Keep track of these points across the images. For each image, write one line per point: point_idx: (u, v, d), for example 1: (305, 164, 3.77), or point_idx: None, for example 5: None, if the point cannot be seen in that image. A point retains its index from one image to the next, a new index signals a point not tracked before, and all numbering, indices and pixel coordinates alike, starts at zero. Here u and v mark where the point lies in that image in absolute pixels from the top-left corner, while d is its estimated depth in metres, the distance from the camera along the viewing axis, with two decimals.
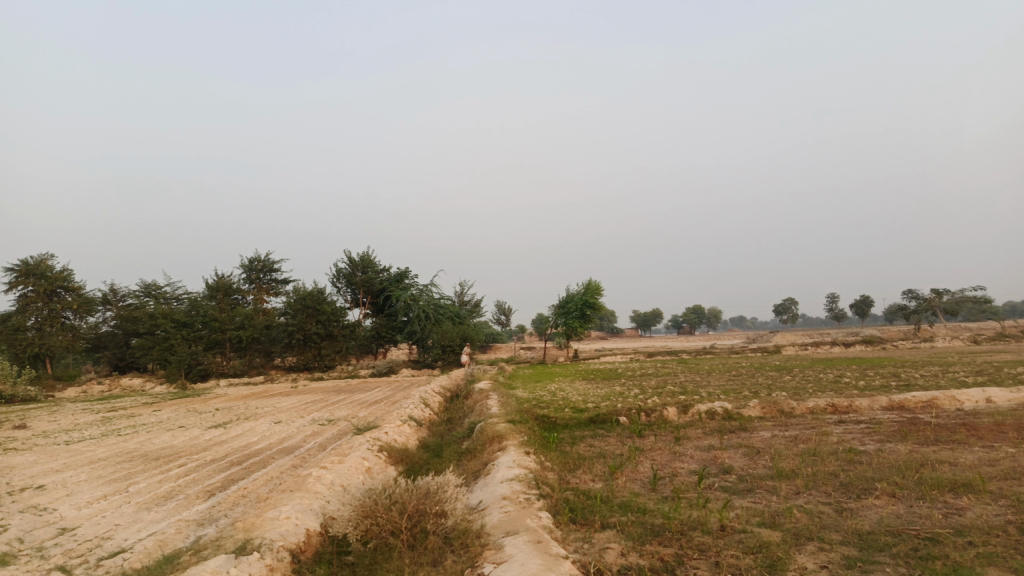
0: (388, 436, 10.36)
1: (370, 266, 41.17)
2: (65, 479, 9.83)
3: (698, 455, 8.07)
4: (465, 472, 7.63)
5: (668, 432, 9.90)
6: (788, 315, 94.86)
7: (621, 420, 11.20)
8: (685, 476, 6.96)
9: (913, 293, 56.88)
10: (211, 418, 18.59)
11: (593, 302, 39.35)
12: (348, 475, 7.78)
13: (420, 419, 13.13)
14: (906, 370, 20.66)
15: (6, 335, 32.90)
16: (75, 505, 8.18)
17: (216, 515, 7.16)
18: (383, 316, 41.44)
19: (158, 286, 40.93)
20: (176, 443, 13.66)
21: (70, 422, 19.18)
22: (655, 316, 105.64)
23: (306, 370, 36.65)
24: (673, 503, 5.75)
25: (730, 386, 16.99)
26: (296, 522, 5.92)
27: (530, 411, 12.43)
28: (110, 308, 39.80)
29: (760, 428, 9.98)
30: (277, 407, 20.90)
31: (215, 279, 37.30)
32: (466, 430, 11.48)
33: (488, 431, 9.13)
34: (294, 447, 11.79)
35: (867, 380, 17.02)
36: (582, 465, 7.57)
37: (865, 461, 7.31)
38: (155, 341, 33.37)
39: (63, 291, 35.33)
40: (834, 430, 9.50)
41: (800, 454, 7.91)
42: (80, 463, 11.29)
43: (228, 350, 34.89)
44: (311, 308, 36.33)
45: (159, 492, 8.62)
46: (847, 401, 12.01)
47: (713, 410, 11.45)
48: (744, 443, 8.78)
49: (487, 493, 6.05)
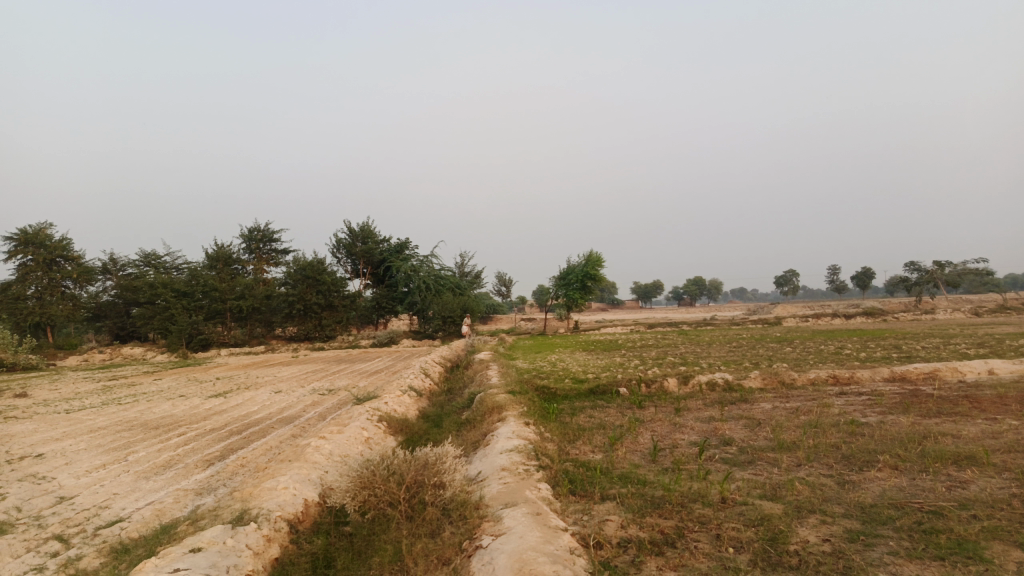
0: (388, 406, 10.32)
1: (370, 237, 40.97)
2: (64, 448, 9.80)
3: (698, 427, 8.02)
4: (465, 443, 7.58)
5: (669, 404, 9.85)
6: (789, 287, 94.83)
7: (621, 391, 11.16)
8: (686, 447, 6.90)
9: (916, 265, 56.74)
10: (212, 388, 18.59)
11: (594, 273, 39.24)
12: (347, 445, 7.74)
13: (420, 389, 13.11)
14: (907, 341, 20.64)
15: (6, 304, 32.90)
16: (73, 473, 8.15)
17: (215, 484, 7.13)
18: (384, 286, 41.36)
19: (158, 255, 40.81)
20: (177, 412, 13.66)
21: (71, 391, 19.21)
22: (655, 287, 105.62)
23: (307, 340, 36.69)
24: (673, 474, 5.70)
25: (730, 357, 16.95)
26: (294, 492, 5.88)
27: (530, 382, 12.39)
28: (110, 277, 39.73)
29: (761, 399, 9.93)
30: (277, 377, 20.92)
31: (215, 249, 37.17)
32: (466, 400, 11.45)
33: (488, 402, 9.07)
34: (294, 417, 11.77)
35: (869, 352, 16.98)
36: (581, 436, 7.52)
37: (867, 433, 7.25)
38: (156, 310, 33.35)
39: (62, 260, 35.24)
40: (835, 402, 9.45)
41: (801, 426, 7.86)
42: (80, 432, 11.27)
43: (228, 319, 34.91)
44: (311, 278, 36.21)
45: (158, 461, 8.60)
46: (849, 372, 11.96)
47: (713, 381, 11.41)
48: (745, 414, 8.73)
49: (487, 464, 6.00)
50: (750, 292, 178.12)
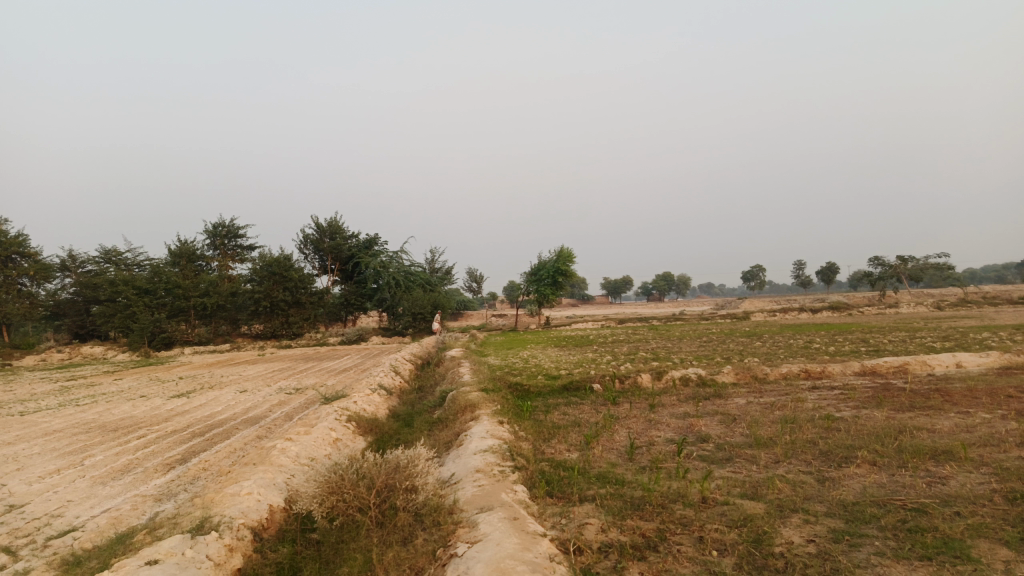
0: (357, 405, 10.06)
1: (338, 232, 40.39)
2: (16, 453, 9.38)
3: (674, 423, 7.91)
4: (437, 443, 7.37)
5: (643, 400, 9.74)
6: (755, 281, 95.85)
7: (594, 387, 11.05)
8: (662, 444, 6.78)
9: (880, 260, 57.63)
10: (175, 387, 18.11)
11: (564, 269, 39.20)
12: (315, 447, 7.49)
13: (391, 387, 12.85)
14: (873, 335, 20.87)
15: None
16: (25, 479, 7.77)
17: (175, 490, 6.83)
18: (352, 283, 40.83)
19: (119, 251, 39.80)
20: (137, 413, 13.22)
21: (26, 391, 18.55)
22: (624, 283, 106.02)
23: (274, 337, 36.04)
24: (653, 474, 5.57)
25: (702, 352, 16.94)
26: (259, 498, 5.63)
27: (503, 379, 12.20)
28: (69, 274, 38.63)
29: (735, 395, 9.88)
30: (243, 375, 20.43)
31: (178, 245, 36.34)
32: (438, 399, 11.23)
33: (461, 400, 8.87)
34: (260, 417, 11.45)
35: (837, 346, 17.12)
36: (556, 435, 7.35)
37: (843, 428, 7.20)
38: (117, 309, 32.48)
39: (18, 257, 34.15)
40: (809, 397, 9.42)
41: (777, 421, 7.80)
42: (34, 435, 10.81)
43: (192, 317, 34.16)
44: (277, 275, 35.55)
45: (116, 465, 8.24)
46: (820, 366, 11.99)
47: (687, 376, 11.34)
48: (720, 410, 8.65)
49: (460, 465, 5.81)
50: (718, 287, 179.82)
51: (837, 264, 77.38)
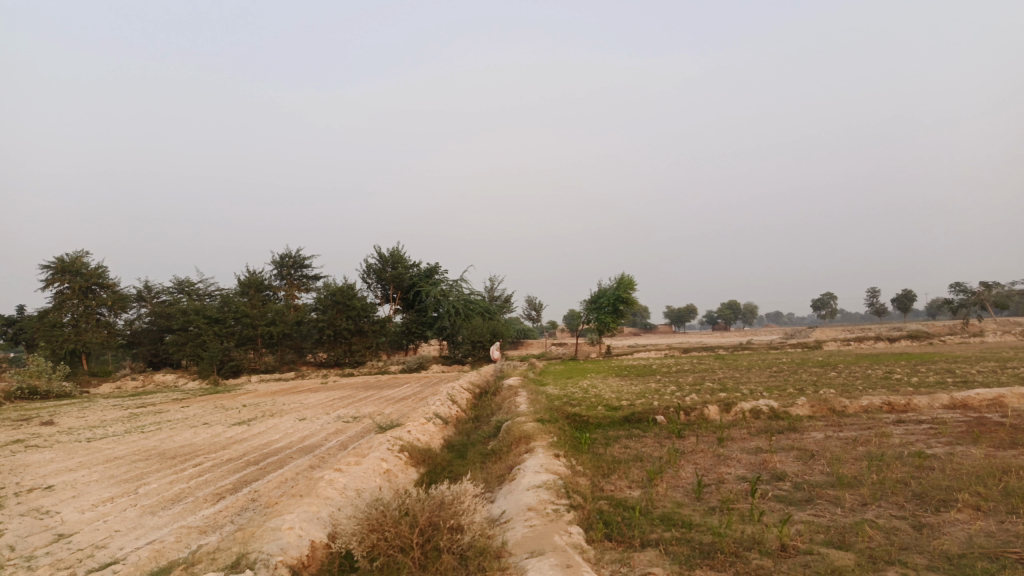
0: (410, 435, 9.77)
1: (400, 262, 40.78)
2: (74, 479, 9.42)
3: (745, 459, 7.32)
4: (489, 477, 7.00)
5: (710, 433, 9.15)
6: (826, 310, 92.40)
7: (658, 419, 10.49)
8: (733, 482, 6.24)
9: (962, 286, 54.72)
10: (236, 415, 18.28)
11: (625, 296, 38.48)
12: (364, 479, 7.22)
13: (447, 417, 12.56)
14: (958, 365, 19.53)
15: (43, 331, 33.28)
16: (78, 507, 7.74)
17: (221, 522, 6.62)
18: (413, 312, 41.06)
19: (191, 282, 41.14)
20: (197, 440, 13.29)
21: (97, 418, 19.02)
22: (688, 312, 104.16)
23: (337, 366, 36.30)
24: (724, 516, 5.04)
25: (773, 383, 16.08)
26: (301, 533, 5.36)
27: (561, 409, 11.74)
28: (144, 304, 40.07)
29: (811, 428, 9.17)
30: (304, 404, 20.47)
31: (246, 275, 37.32)
32: (493, 429, 10.87)
33: (515, 431, 8.48)
34: (314, 446, 11.31)
35: (921, 377, 16.00)
36: (616, 470, 6.87)
37: (937, 467, 6.48)
38: (188, 337, 33.39)
39: (97, 288, 35.60)
40: (894, 432, 8.65)
41: (861, 459, 7.11)
42: (95, 462, 10.90)
43: (260, 346, 34.87)
44: (341, 304, 35.99)
45: (167, 494, 8.14)
46: (904, 399, 11.08)
47: (757, 408, 10.65)
48: (796, 445, 8.00)
49: (511, 502, 5.40)
50: (786, 316, 174.59)
51: (914, 292, 73.87)
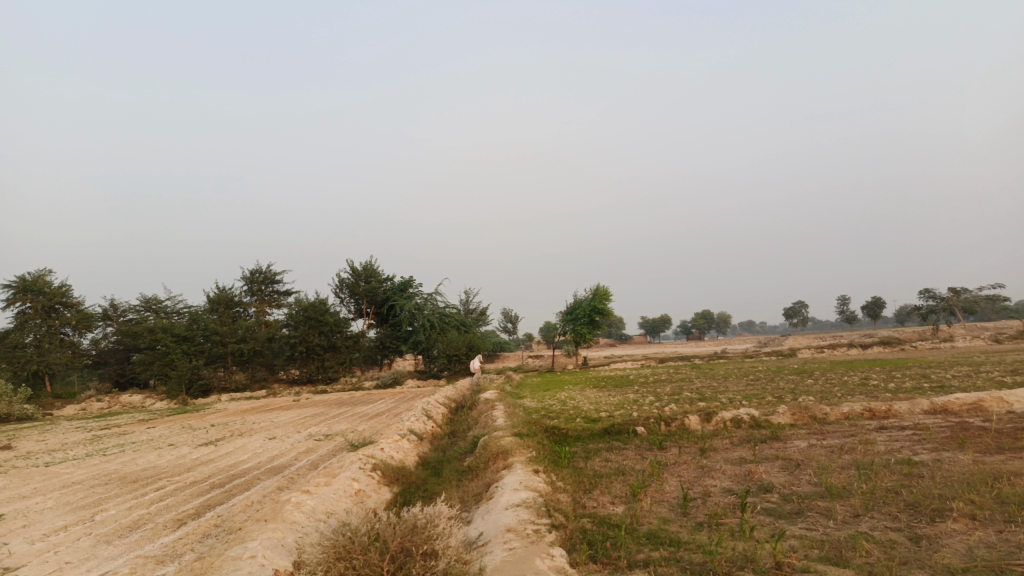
0: (383, 452, 9.41)
1: (373, 276, 40.36)
2: (26, 508, 8.89)
3: (730, 470, 7.10)
4: (466, 495, 6.70)
5: (693, 444, 8.91)
6: (798, 318, 93.24)
7: (638, 430, 10.25)
8: (720, 495, 6.00)
9: (930, 293, 55.56)
10: (204, 435, 17.70)
11: (601, 307, 38.39)
12: (334, 500, 6.87)
13: (422, 432, 12.20)
14: (933, 370, 19.60)
15: (4, 352, 32.25)
16: (27, 538, 7.25)
17: (181, 550, 6.22)
18: (387, 326, 40.56)
19: (159, 299, 40.27)
20: (161, 463, 12.76)
21: (58, 441, 18.32)
22: (662, 322, 104.66)
23: (310, 383, 35.62)
24: (714, 533, 4.78)
25: (751, 391, 15.96)
26: (263, 562, 5.00)
27: (539, 423, 11.46)
28: (110, 323, 39.12)
29: (794, 437, 8.99)
30: (275, 422, 19.92)
31: (216, 292, 36.62)
32: (469, 444, 10.55)
33: (492, 447, 8.18)
34: (284, 466, 10.89)
35: (896, 383, 16.00)
36: (598, 485, 6.60)
37: (927, 474, 6.30)
38: (156, 356, 32.60)
39: (61, 307, 34.64)
40: (877, 438, 8.50)
41: (847, 467, 6.92)
42: (52, 488, 10.37)
43: (230, 364, 34.13)
44: (313, 319, 35.37)
45: (125, 521, 7.69)
46: (885, 405, 10.96)
47: (738, 417, 10.46)
48: (781, 454, 7.80)
49: (489, 523, 5.10)
50: (758, 325, 176.26)
51: (883, 299, 74.81)
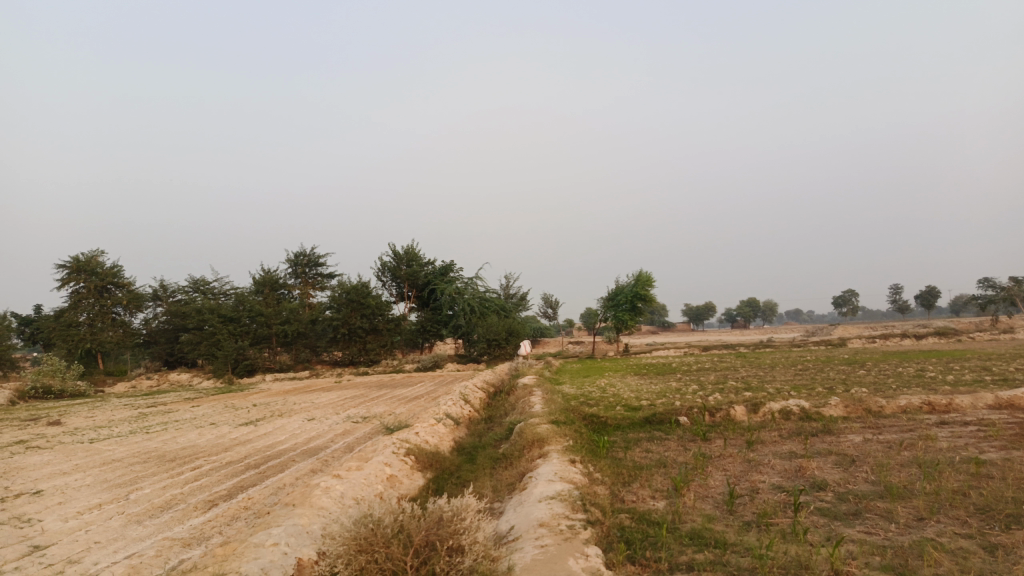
0: (418, 437, 9.21)
1: (415, 259, 40.41)
2: (65, 484, 8.94)
3: (779, 465, 6.69)
4: (499, 485, 6.44)
5: (739, 436, 8.51)
6: (848, 307, 90.65)
7: (681, 420, 9.87)
8: (769, 492, 5.62)
9: (990, 281, 53.34)
10: (245, 415, 17.82)
11: (644, 293, 37.74)
12: (365, 486, 6.68)
13: (458, 417, 11.98)
14: (994, 362, 18.65)
15: (59, 331, 33.17)
16: (61, 516, 7.24)
17: (208, 533, 6.10)
18: (428, 309, 40.57)
19: (207, 280, 41.00)
20: (201, 442, 12.81)
21: (106, 418, 18.67)
22: (707, 309, 103.11)
23: (352, 364, 35.88)
24: (762, 534, 4.42)
25: (800, 382, 15.38)
26: (286, 550, 4.83)
27: (577, 410, 11.15)
28: (160, 303, 39.97)
29: (848, 431, 8.49)
30: (315, 403, 19.96)
31: (261, 274, 37.06)
32: (506, 431, 10.29)
33: (529, 434, 7.89)
34: (319, 448, 10.79)
35: (956, 375, 15.25)
36: (638, 477, 6.28)
37: (997, 475, 5.81)
38: (203, 336, 33.18)
39: (113, 288, 35.44)
40: (938, 434, 7.97)
41: (907, 464, 6.45)
42: (92, 465, 10.44)
43: (275, 344, 34.61)
44: (355, 302, 35.52)
45: (157, 501, 7.64)
46: (945, 399, 10.34)
47: (788, 409, 9.98)
48: (834, 449, 7.35)
49: (521, 516, 4.82)
50: (806, 314, 172.39)
51: (939, 288, 72.21)
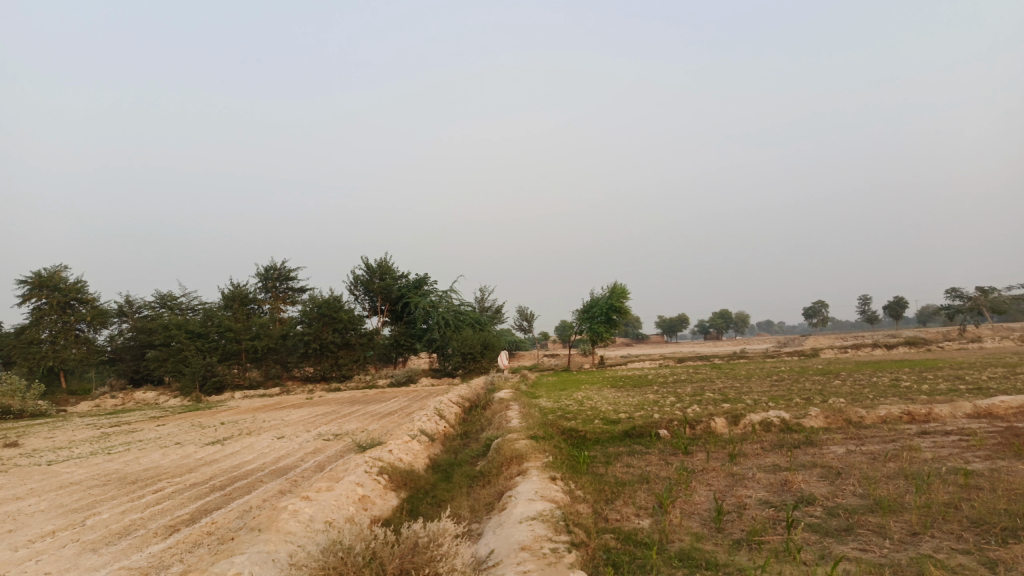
0: (392, 454, 8.89)
1: (388, 273, 40.01)
2: (17, 510, 8.46)
3: (765, 479, 6.51)
4: (477, 505, 6.17)
5: (720, 449, 8.33)
6: (818, 319, 91.73)
7: (661, 433, 9.68)
8: (757, 508, 5.43)
9: (957, 292, 54.26)
10: (213, 433, 17.29)
11: (619, 306, 37.70)
12: (336, 508, 6.37)
13: (433, 433, 11.67)
14: (966, 371, 18.76)
15: (20, 348, 32.18)
16: (11, 544, 6.81)
17: (167, 562, 5.75)
18: (402, 323, 40.10)
19: (175, 296, 40.16)
20: (164, 462, 12.31)
21: (67, 438, 18.01)
22: (681, 322, 103.74)
23: (324, 380, 35.25)
24: (755, 554, 4.21)
25: (778, 393, 15.30)
26: None
27: (555, 424, 10.91)
28: (126, 319, 39.02)
29: (830, 442, 8.36)
30: (285, 420, 19.46)
31: (230, 289, 36.39)
32: (482, 447, 10.02)
33: (506, 450, 7.63)
34: (288, 467, 10.41)
35: (930, 384, 15.31)
36: (621, 494, 6.05)
37: (987, 486, 5.69)
38: (170, 353, 32.39)
39: (76, 303, 34.52)
40: (921, 445, 7.86)
41: (895, 476, 6.31)
42: (48, 489, 9.94)
43: (245, 360, 33.91)
44: (327, 316, 34.99)
45: (115, 527, 7.23)
46: (925, 408, 10.28)
47: (768, 421, 9.84)
48: (819, 462, 7.20)
49: (501, 539, 4.57)
50: (777, 326, 174.31)
51: (906, 299, 73.38)
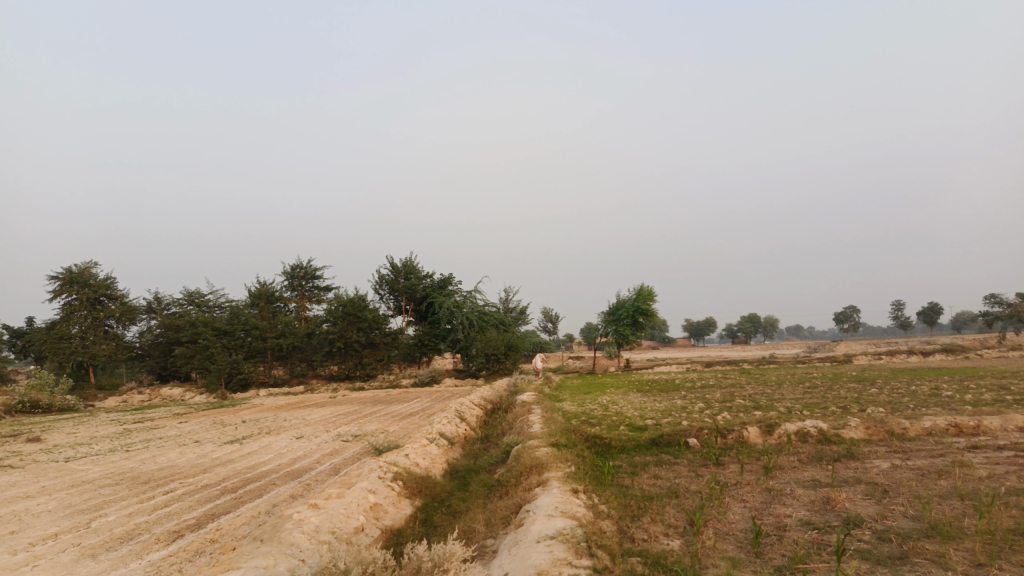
0: (408, 459, 8.52)
1: (413, 272, 39.79)
2: (26, 509, 8.26)
3: (804, 495, 6.03)
4: (494, 518, 5.78)
5: (754, 461, 7.83)
6: (849, 324, 89.82)
7: (691, 442, 9.20)
8: (798, 530, 4.95)
9: (996, 298, 52.78)
10: (233, 432, 17.05)
11: (645, 308, 37.09)
12: (346, 517, 6.01)
13: (452, 437, 11.29)
14: (1010, 381, 17.93)
15: (50, 343, 32.48)
16: (10, 547, 6.55)
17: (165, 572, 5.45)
18: (426, 323, 39.89)
19: (202, 293, 40.38)
20: (180, 462, 12.08)
21: (89, 435, 17.94)
22: (708, 325, 102.50)
23: (348, 379, 35.08)
24: None
25: (812, 400, 14.69)
26: None
27: (579, 430, 10.48)
28: (154, 316, 39.30)
29: (873, 456, 7.81)
30: (306, 420, 19.19)
31: (257, 286, 36.43)
32: (503, 453, 9.62)
33: (527, 458, 7.21)
34: (303, 470, 10.09)
35: (974, 394, 14.63)
36: (648, 510, 5.63)
37: None
38: (196, 350, 32.49)
39: (106, 299, 34.78)
40: (974, 460, 7.30)
41: (950, 496, 5.78)
42: (59, 488, 9.75)
43: (270, 358, 33.93)
44: (351, 315, 34.80)
45: (118, 531, 6.94)
46: (974, 420, 9.63)
47: (805, 431, 9.31)
48: (863, 477, 6.69)
49: (517, 561, 4.17)
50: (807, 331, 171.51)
51: (941, 305, 71.57)
